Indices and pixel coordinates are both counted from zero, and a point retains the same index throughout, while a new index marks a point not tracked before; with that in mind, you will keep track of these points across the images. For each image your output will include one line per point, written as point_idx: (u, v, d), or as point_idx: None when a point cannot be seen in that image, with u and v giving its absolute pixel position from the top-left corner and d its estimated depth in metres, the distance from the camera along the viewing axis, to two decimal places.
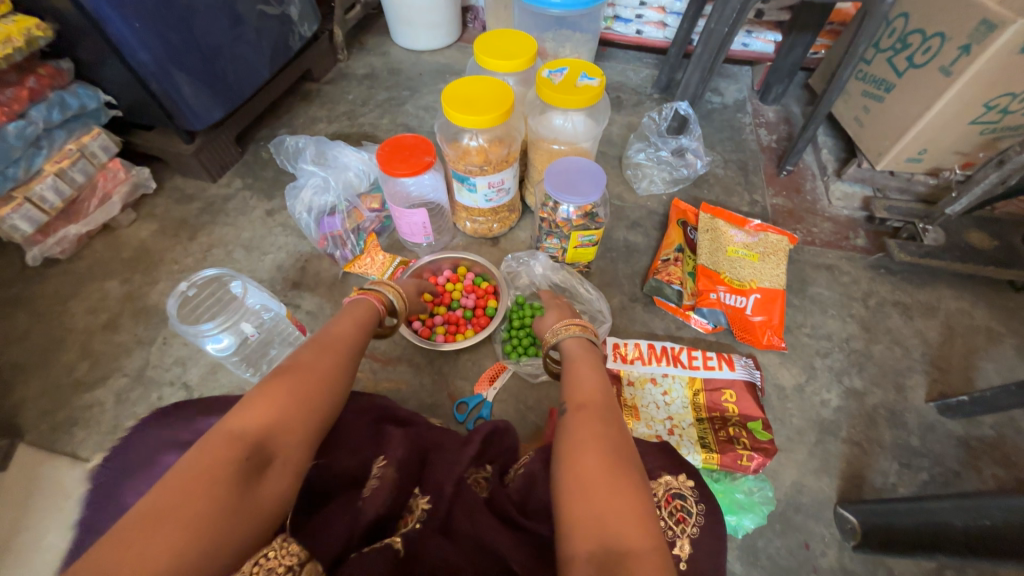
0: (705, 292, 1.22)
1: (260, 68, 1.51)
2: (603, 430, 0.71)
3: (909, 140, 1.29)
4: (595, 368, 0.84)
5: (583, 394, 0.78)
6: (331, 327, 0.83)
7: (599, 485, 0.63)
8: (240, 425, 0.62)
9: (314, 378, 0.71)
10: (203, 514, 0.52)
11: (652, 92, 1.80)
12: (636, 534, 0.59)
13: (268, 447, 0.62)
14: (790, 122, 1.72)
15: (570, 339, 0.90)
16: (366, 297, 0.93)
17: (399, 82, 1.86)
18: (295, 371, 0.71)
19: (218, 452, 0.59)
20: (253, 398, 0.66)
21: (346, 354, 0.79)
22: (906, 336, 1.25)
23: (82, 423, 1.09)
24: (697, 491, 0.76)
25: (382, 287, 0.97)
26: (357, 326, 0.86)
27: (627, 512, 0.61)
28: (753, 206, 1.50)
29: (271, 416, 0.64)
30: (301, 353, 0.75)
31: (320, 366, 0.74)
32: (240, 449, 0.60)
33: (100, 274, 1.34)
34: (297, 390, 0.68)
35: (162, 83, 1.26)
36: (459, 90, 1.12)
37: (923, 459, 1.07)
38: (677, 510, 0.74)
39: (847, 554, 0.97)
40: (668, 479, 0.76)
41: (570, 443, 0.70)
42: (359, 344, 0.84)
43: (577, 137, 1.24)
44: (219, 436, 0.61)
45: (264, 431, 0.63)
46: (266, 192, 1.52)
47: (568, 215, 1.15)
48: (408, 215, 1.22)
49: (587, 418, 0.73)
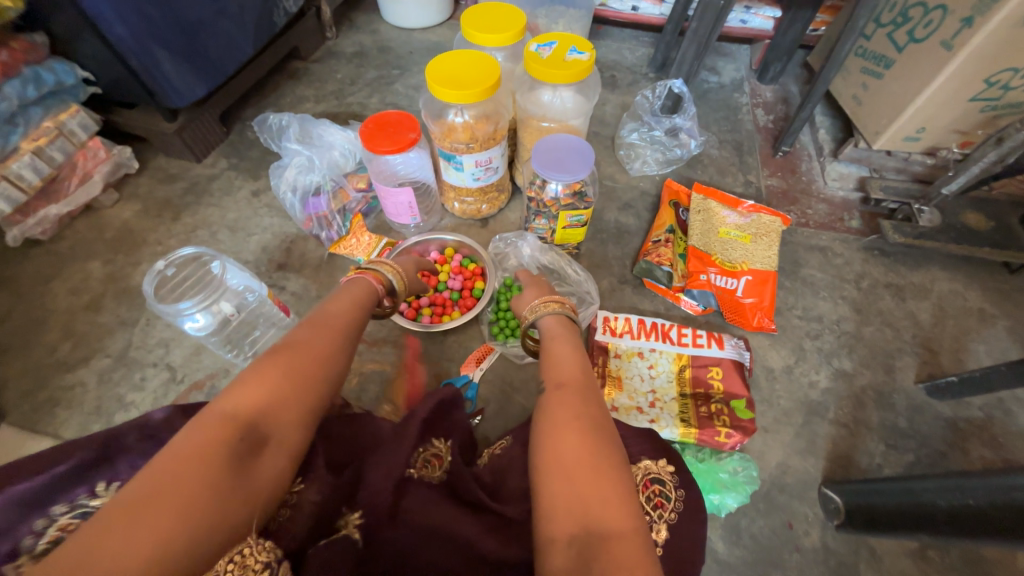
0: (695, 273, 1.22)
1: (244, 44, 1.46)
2: (586, 412, 0.69)
3: (907, 119, 1.26)
4: (569, 344, 0.83)
5: (564, 374, 0.77)
6: (328, 305, 0.80)
7: (582, 469, 0.62)
8: (233, 405, 0.60)
9: (310, 358, 0.69)
10: (193, 499, 0.51)
11: (648, 71, 1.76)
12: (616, 517, 0.58)
13: (262, 428, 0.60)
14: (788, 102, 1.68)
15: (548, 317, 0.89)
16: (366, 277, 0.91)
17: (389, 60, 1.81)
18: (291, 349, 0.69)
19: (210, 434, 0.57)
20: (246, 378, 0.64)
21: (344, 333, 0.76)
22: (898, 318, 1.23)
23: (65, 404, 1.09)
24: (677, 477, 0.75)
25: (382, 267, 0.95)
26: (355, 304, 0.83)
27: (609, 495, 0.60)
28: (747, 187, 1.47)
29: (266, 396, 0.62)
30: (297, 331, 0.73)
31: (317, 344, 0.71)
32: (233, 431, 0.58)
33: (82, 255, 1.32)
34: (292, 370, 0.66)
35: (142, 59, 1.22)
36: (444, 65, 1.09)
37: (910, 440, 1.06)
38: (655, 495, 0.73)
39: (831, 534, 0.97)
40: (648, 464, 0.76)
41: (549, 425, 0.69)
42: (357, 323, 0.81)
43: (567, 115, 1.21)
44: (211, 416, 0.59)
45: (256, 412, 0.61)
46: (252, 172, 1.50)
47: (557, 193, 1.12)
48: (394, 194, 1.19)
49: (567, 399, 0.72)
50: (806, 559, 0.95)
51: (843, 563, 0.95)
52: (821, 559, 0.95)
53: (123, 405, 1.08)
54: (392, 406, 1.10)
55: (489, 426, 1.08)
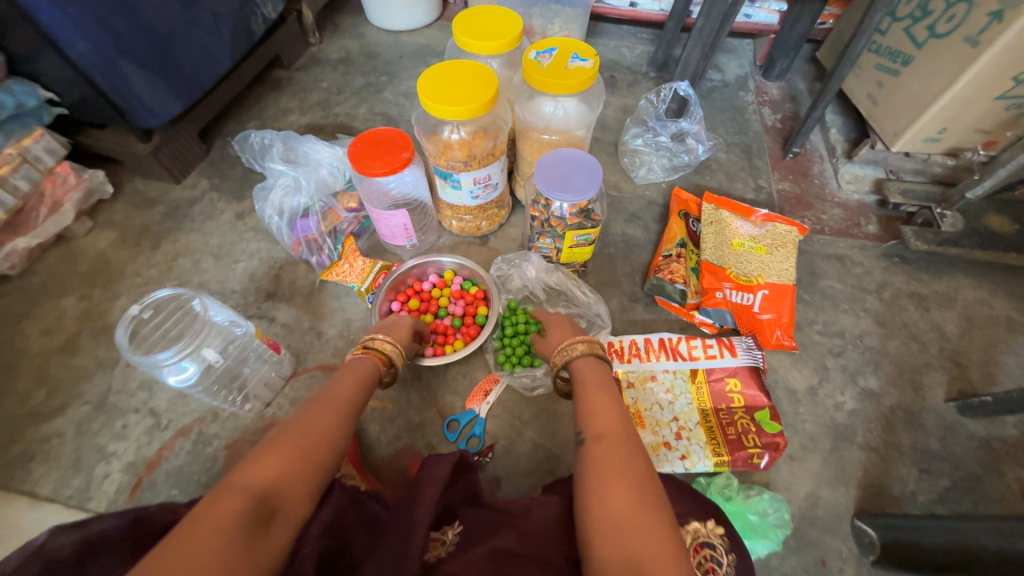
0: (709, 290, 1.14)
1: (220, 56, 1.36)
2: (630, 459, 0.64)
3: (928, 120, 1.19)
4: (608, 389, 0.77)
5: (602, 422, 0.71)
6: (334, 382, 0.79)
7: (631, 520, 0.57)
8: (250, 477, 0.58)
9: (321, 432, 0.68)
10: (206, 570, 0.47)
11: (648, 70, 1.68)
12: (670, 570, 0.52)
13: (276, 502, 0.58)
14: (795, 99, 1.61)
15: (579, 360, 0.83)
16: (368, 357, 0.87)
17: (377, 67, 1.72)
18: (302, 425, 0.68)
19: (227, 505, 0.54)
20: (262, 451, 0.62)
21: (350, 410, 0.76)
22: (923, 330, 1.18)
23: (40, 458, 1.01)
24: (727, 540, 0.71)
25: (377, 342, 0.90)
26: (363, 381, 0.82)
27: (661, 546, 0.54)
28: (758, 192, 1.40)
29: (280, 469, 0.61)
30: (307, 407, 0.72)
31: (327, 420, 0.71)
32: (250, 501, 0.55)
33: (56, 290, 1.23)
34: (305, 444, 0.65)
35: (109, 77, 1.12)
36: (436, 78, 1.00)
37: (944, 463, 1.01)
38: (706, 561, 0.69)
39: (866, 569, 0.90)
40: (696, 526, 0.72)
41: (592, 473, 0.64)
42: (361, 401, 0.80)
43: (570, 125, 1.13)
44: (227, 488, 0.56)
45: (274, 485, 0.59)
46: (236, 193, 1.41)
47: (563, 212, 1.04)
48: (388, 217, 1.11)
49: (609, 449, 0.66)
50: None
51: None
52: None
53: (103, 457, 1.01)
54: (394, 446, 1.03)
55: (498, 465, 1.01)
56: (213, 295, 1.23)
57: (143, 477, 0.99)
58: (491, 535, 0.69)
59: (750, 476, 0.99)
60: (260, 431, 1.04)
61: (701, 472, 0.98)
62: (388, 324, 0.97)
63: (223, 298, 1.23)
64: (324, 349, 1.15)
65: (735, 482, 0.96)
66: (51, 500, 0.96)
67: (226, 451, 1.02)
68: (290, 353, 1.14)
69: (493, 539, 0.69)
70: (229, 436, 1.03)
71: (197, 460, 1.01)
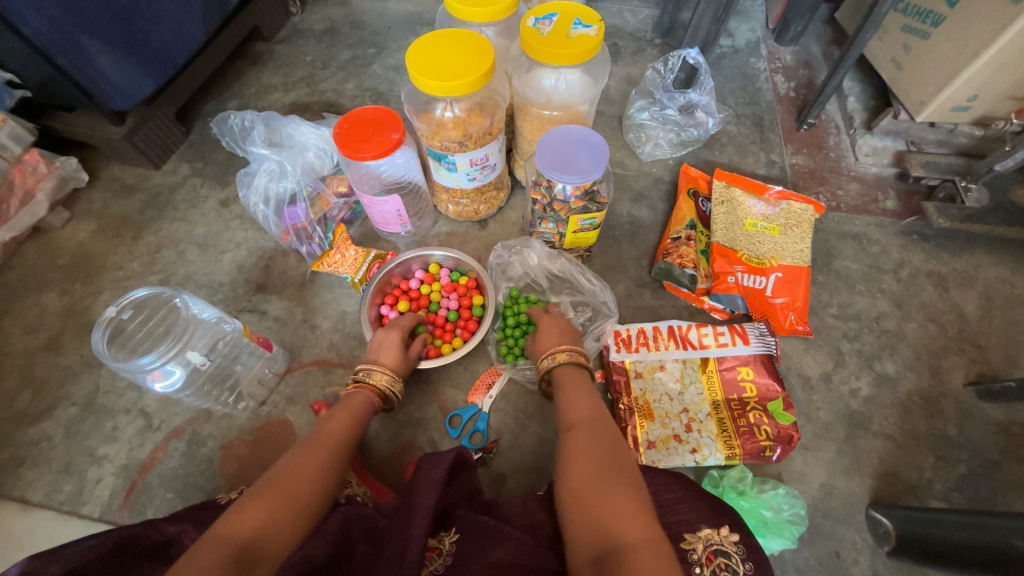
0: (721, 274, 1.08)
1: (192, 29, 1.26)
2: (599, 442, 0.70)
3: (959, 87, 1.12)
4: (587, 390, 0.81)
5: (574, 412, 0.77)
6: (323, 425, 0.77)
7: (591, 492, 0.62)
8: (230, 528, 0.56)
9: (303, 478, 0.66)
10: None
11: (653, 37, 1.56)
12: (629, 525, 0.57)
13: (256, 553, 0.55)
14: (810, 65, 1.50)
15: (561, 368, 0.86)
16: (363, 392, 0.85)
17: (363, 37, 1.60)
18: (286, 474, 0.66)
19: (206, 555, 0.52)
20: (243, 501, 0.60)
21: (337, 455, 0.73)
22: (943, 311, 1.13)
23: (30, 463, 0.98)
24: (743, 548, 0.69)
25: (372, 376, 0.87)
26: (354, 422, 0.80)
27: (620, 508, 0.59)
28: (770, 167, 1.32)
29: (263, 519, 0.58)
30: (292, 453, 0.70)
31: (312, 467, 0.69)
32: (229, 551, 0.53)
33: (35, 286, 1.17)
34: (285, 491, 0.63)
35: (71, 56, 1.02)
36: (426, 50, 0.92)
37: (961, 450, 1.00)
38: (720, 570, 0.67)
39: (881, 560, 0.90)
40: (709, 533, 0.69)
41: (566, 458, 0.70)
42: (351, 446, 0.77)
43: (572, 100, 1.05)
44: (207, 540, 0.54)
45: (254, 535, 0.56)
46: (219, 178, 1.33)
47: (566, 195, 0.97)
48: (379, 202, 1.04)
49: (578, 437, 0.72)
50: None
51: None
52: None
53: (95, 460, 0.98)
54: (395, 444, 0.99)
55: (503, 461, 0.98)
56: (201, 289, 1.18)
57: (137, 480, 0.97)
58: (491, 548, 0.64)
59: (764, 469, 0.97)
60: (256, 431, 1.01)
61: (713, 466, 0.96)
62: (377, 344, 0.92)
63: (211, 291, 1.17)
64: (318, 343, 1.10)
65: (749, 476, 0.94)
66: (45, 506, 0.94)
67: (221, 452, 0.99)
68: (283, 348, 1.09)
69: (495, 551, 0.64)
70: (223, 436, 1.00)
71: (192, 462, 0.98)
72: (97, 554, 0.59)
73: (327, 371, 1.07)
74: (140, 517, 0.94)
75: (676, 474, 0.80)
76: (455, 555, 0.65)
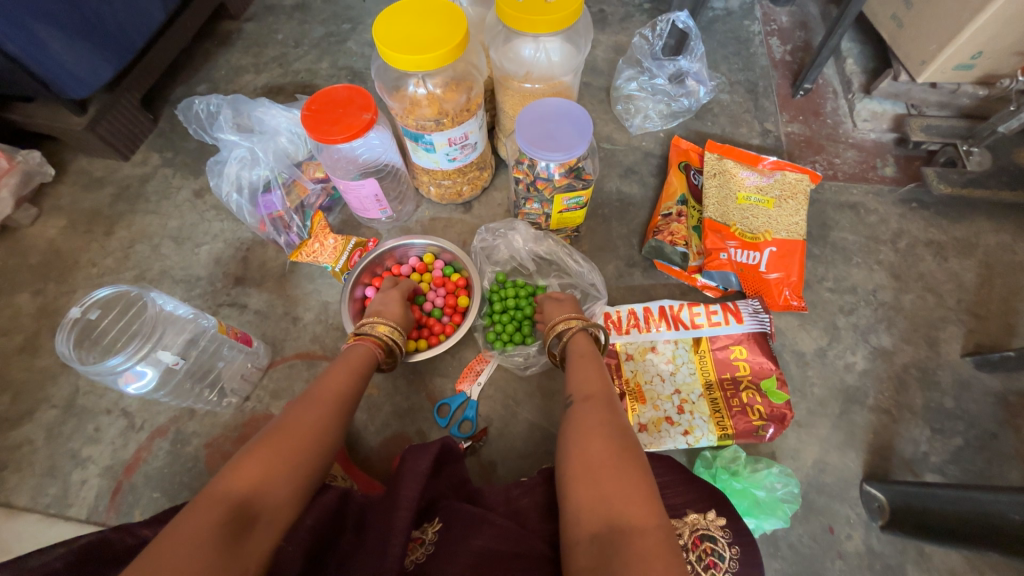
0: (713, 251, 1.04)
1: (150, 7, 1.17)
2: (615, 421, 0.67)
3: (963, 43, 1.06)
4: (596, 360, 0.79)
5: (588, 386, 0.74)
6: (325, 377, 0.73)
7: (602, 467, 0.60)
8: (226, 485, 0.55)
9: (303, 436, 0.63)
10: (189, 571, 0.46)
11: (642, 2, 1.48)
12: (639, 511, 0.55)
13: (257, 510, 0.55)
14: (808, 27, 1.43)
15: (575, 335, 0.83)
16: (365, 343, 0.81)
17: (337, 12, 1.52)
18: (284, 428, 0.63)
19: (204, 515, 0.52)
20: (239, 457, 0.58)
21: (338, 410, 0.70)
22: (940, 281, 1.10)
23: (13, 467, 0.97)
24: (729, 532, 0.69)
25: (376, 327, 0.83)
26: (354, 377, 0.75)
27: (630, 489, 0.57)
28: (764, 137, 1.27)
29: (259, 475, 0.57)
30: (291, 408, 0.67)
31: (312, 423, 0.65)
32: (227, 509, 0.53)
33: (6, 286, 1.14)
34: (283, 448, 0.60)
35: (19, 41, 0.95)
36: (394, 21, 0.86)
37: (957, 422, 0.99)
38: (706, 554, 0.68)
39: (874, 534, 0.91)
40: (695, 518, 0.70)
41: (576, 431, 0.67)
42: (354, 397, 0.74)
43: (554, 71, 1.00)
44: (205, 499, 0.54)
45: (253, 492, 0.56)
46: (192, 167, 1.28)
47: (549, 173, 0.93)
48: (355, 187, 0.99)
49: (594, 411, 0.69)
50: (849, 565, 0.89)
51: (889, 565, 0.90)
52: (864, 563, 0.89)
53: (78, 462, 0.97)
54: (384, 434, 0.98)
55: (493, 448, 0.97)
56: (177, 284, 1.14)
57: (122, 480, 0.95)
58: (474, 538, 0.63)
59: (757, 448, 0.96)
60: (241, 427, 0.99)
61: (705, 447, 0.95)
62: (378, 303, 0.91)
63: (188, 287, 1.13)
64: (301, 335, 1.07)
65: (742, 456, 0.93)
66: (30, 510, 0.93)
67: (207, 449, 0.97)
68: (265, 342, 1.06)
69: (477, 538, 0.63)
70: (209, 434, 0.98)
71: (177, 461, 0.97)
72: (63, 563, 0.58)
73: (311, 364, 1.04)
74: (127, 517, 0.93)
75: (665, 457, 0.78)
76: (438, 545, 0.64)
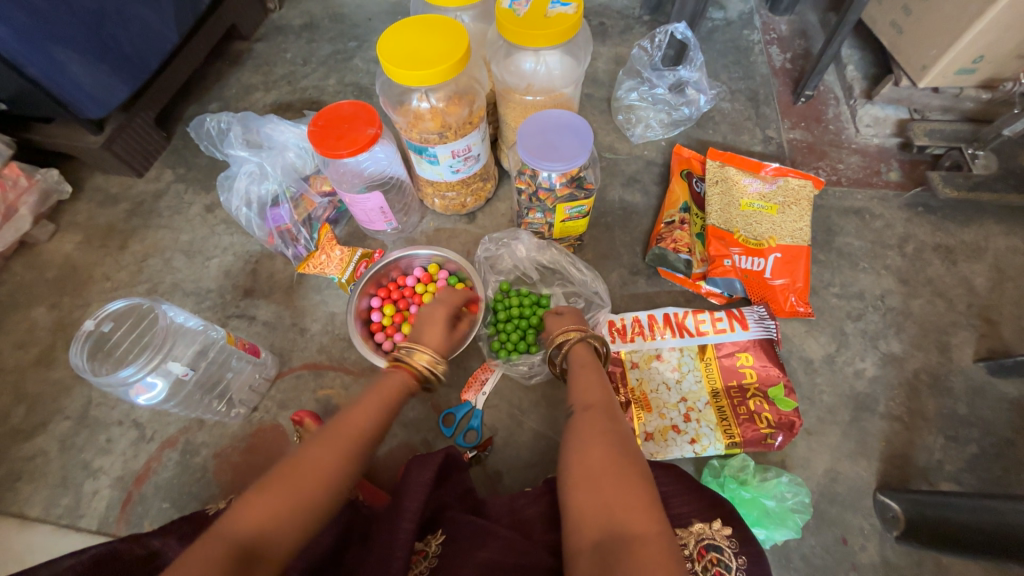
0: (717, 258, 1.05)
1: (164, 30, 1.22)
2: (616, 429, 0.67)
3: (964, 47, 1.06)
4: (598, 370, 0.78)
5: (588, 395, 0.73)
6: (351, 409, 0.67)
7: (603, 475, 0.60)
8: (233, 523, 0.53)
9: (318, 477, 0.58)
10: None
11: (641, 14, 1.50)
12: (641, 519, 0.55)
13: (260, 554, 0.52)
14: (808, 35, 1.44)
15: (575, 346, 0.83)
16: (401, 372, 0.73)
17: (343, 31, 1.56)
18: (300, 466, 0.59)
19: (205, 554, 0.50)
20: (250, 493, 0.56)
21: (359, 449, 0.64)
22: (950, 286, 1.09)
23: (27, 478, 0.98)
24: (735, 541, 0.67)
25: (413, 354, 0.75)
26: (383, 410, 0.68)
27: (631, 498, 0.57)
28: (766, 144, 1.27)
29: (267, 517, 0.54)
30: (311, 442, 0.62)
31: (330, 463, 0.60)
32: (229, 552, 0.51)
33: (23, 301, 1.17)
34: (296, 490, 0.57)
35: (40, 64, 0.99)
36: (397, 38, 0.88)
37: (972, 429, 0.97)
38: (712, 565, 0.66)
39: (889, 544, 0.88)
40: (701, 527, 0.68)
41: (576, 439, 0.67)
42: (381, 432, 0.67)
43: (554, 83, 1.02)
44: (210, 536, 0.52)
45: (258, 534, 0.53)
46: (203, 183, 1.31)
47: (551, 183, 0.94)
48: (361, 200, 1.01)
49: (594, 420, 0.69)
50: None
51: None
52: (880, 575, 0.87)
53: (90, 473, 0.98)
54: (390, 445, 0.98)
55: (498, 458, 0.97)
56: (188, 297, 1.16)
57: (133, 491, 0.96)
58: (477, 549, 0.62)
59: (766, 457, 0.95)
60: (249, 437, 1.00)
61: (713, 456, 0.94)
62: (421, 323, 0.82)
63: (198, 299, 1.16)
64: (308, 346, 1.08)
65: (751, 465, 0.91)
66: (43, 520, 0.95)
67: (215, 460, 0.98)
68: (272, 353, 1.07)
69: (480, 550, 0.62)
70: (217, 445, 0.99)
71: (186, 471, 0.98)
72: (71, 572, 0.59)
73: (318, 375, 1.05)
74: (137, 528, 0.94)
75: (669, 466, 0.77)
76: (442, 556, 0.64)
